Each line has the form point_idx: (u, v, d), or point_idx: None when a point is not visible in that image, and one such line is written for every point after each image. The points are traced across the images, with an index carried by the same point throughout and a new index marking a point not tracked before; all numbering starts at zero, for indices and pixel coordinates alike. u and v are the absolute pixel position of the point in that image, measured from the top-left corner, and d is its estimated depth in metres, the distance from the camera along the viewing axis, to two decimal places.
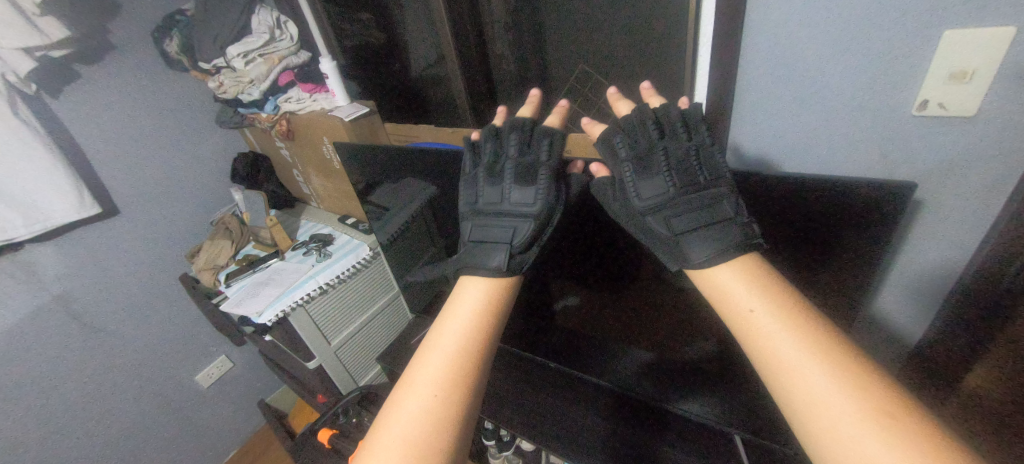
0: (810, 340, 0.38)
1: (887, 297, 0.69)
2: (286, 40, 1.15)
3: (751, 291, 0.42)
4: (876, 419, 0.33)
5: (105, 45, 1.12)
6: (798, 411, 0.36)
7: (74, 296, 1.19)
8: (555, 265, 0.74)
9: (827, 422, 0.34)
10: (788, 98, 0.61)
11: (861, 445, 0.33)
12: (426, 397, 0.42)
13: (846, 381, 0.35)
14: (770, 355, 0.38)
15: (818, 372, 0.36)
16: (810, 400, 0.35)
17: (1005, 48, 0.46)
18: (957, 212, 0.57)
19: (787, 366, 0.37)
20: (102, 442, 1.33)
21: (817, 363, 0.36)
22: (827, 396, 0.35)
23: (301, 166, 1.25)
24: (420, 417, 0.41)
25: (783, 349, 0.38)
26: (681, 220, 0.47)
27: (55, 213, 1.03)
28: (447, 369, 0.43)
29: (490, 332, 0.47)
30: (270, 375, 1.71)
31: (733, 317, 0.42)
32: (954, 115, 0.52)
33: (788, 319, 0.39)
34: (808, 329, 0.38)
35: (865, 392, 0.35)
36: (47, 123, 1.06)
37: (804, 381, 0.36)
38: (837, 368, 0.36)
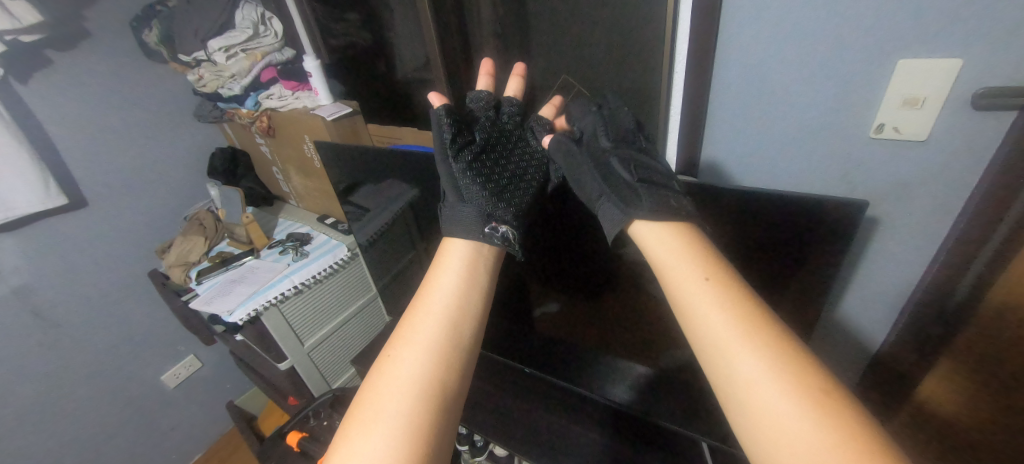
0: (744, 318, 0.36)
1: (856, 296, 0.73)
2: (270, 36, 1.15)
3: (691, 264, 0.40)
4: (806, 401, 0.32)
5: (80, 32, 1.09)
6: (735, 397, 0.35)
7: (31, 290, 1.14)
8: (533, 267, 0.73)
9: (755, 406, 0.33)
10: (759, 104, 0.65)
11: (787, 429, 0.31)
12: (419, 362, 0.40)
13: (784, 366, 0.34)
14: (710, 335, 0.37)
15: (758, 356, 0.34)
16: (740, 382, 0.34)
17: (952, 78, 0.51)
18: (912, 216, 0.62)
19: (720, 347, 0.36)
20: (58, 443, 1.27)
21: (752, 345, 0.35)
22: (757, 378, 0.33)
23: (280, 163, 1.23)
24: (412, 386, 0.38)
25: (717, 327, 0.36)
26: (639, 173, 0.49)
27: (17, 204, 0.98)
28: (435, 342, 0.41)
29: (480, 293, 0.46)
30: (240, 378, 1.65)
31: (671, 292, 0.40)
32: (908, 138, 0.57)
33: (741, 303, 0.37)
34: (744, 305, 0.37)
35: (797, 373, 0.33)
36: (14, 109, 1.03)
37: (736, 362, 0.35)
38: (769, 347, 0.35)
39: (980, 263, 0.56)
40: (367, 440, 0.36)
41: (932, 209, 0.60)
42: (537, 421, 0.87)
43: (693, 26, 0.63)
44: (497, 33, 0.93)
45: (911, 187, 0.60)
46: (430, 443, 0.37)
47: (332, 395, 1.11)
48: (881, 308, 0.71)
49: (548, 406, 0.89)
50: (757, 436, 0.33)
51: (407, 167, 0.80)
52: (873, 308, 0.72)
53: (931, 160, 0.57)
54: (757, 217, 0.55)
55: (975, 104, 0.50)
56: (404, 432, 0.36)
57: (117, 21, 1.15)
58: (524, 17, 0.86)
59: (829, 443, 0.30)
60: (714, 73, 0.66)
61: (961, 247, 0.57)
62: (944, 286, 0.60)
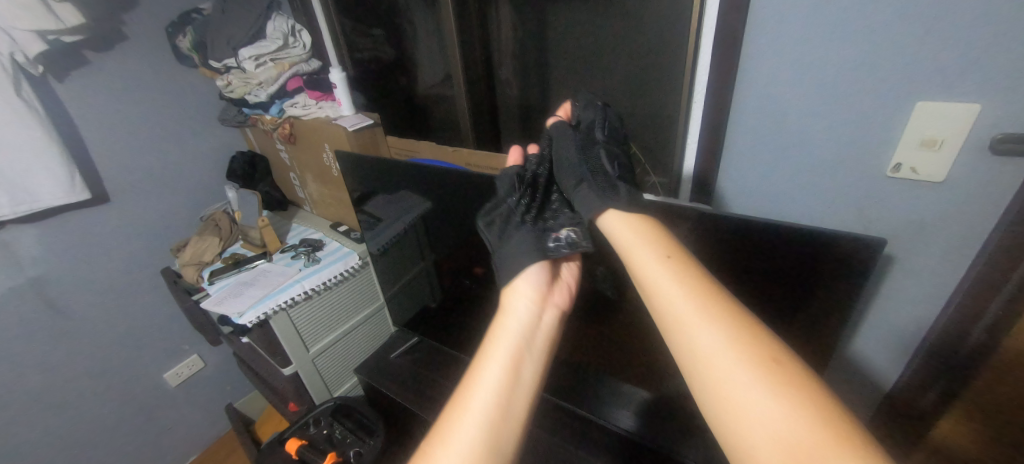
0: (705, 305, 0.40)
1: (871, 331, 0.72)
2: (298, 48, 1.19)
3: (660, 264, 0.44)
4: (757, 366, 0.36)
5: (118, 34, 1.14)
6: (694, 367, 0.39)
7: (46, 282, 1.15)
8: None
9: (717, 378, 0.37)
10: (776, 139, 0.66)
11: (742, 392, 0.36)
12: (463, 460, 0.39)
13: (737, 338, 0.38)
14: (674, 316, 0.41)
15: (713, 331, 0.39)
16: (702, 355, 0.39)
17: (969, 122, 0.52)
18: (927, 256, 0.62)
19: (691, 334, 0.39)
20: (55, 436, 1.26)
21: (710, 322, 0.39)
22: (717, 350, 0.38)
23: (298, 169, 1.25)
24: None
25: (681, 310, 0.41)
26: (619, 170, 0.54)
27: (43, 197, 1.01)
28: (484, 427, 0.42)
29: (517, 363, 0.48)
30: (241, 380, 1.65)
31: (640, 279, 0.45)
32: (924, 179, 0.58)
33: (698, 289, 0.41)
34: (704, 289, 0.41)
35: (755, 350, 0.37)
36: (49, 104, 1.06)
37: (700, 338, 0.39)
38: (729, 330, 0.39)
39: (996, 304, 0.56)
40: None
41: (948, 250, 0.60)
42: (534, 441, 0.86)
43: (714, 61, 0.65)
44: (517, 53, 0.95)
45: (926, 227, 0.60)
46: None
47: (334, 402, 1.12)
48: (897, 345, 0.71)
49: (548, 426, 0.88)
50: (727, 412, 0.36)
51: (423, 181, 0.81)
52: (884, 346, 0.72)
53: (947, 202, 0.57)
54: (774, 249, 0.55)
55: (993, 150, 0.51)
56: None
57: (154, 26, 1.20)
58: (545, 40, 0.89)
59: (783, 407, 0.34)
60: (731, 107, 0.68)
61: (977, 287, 0.57)
62: (961, 328, 0.60)
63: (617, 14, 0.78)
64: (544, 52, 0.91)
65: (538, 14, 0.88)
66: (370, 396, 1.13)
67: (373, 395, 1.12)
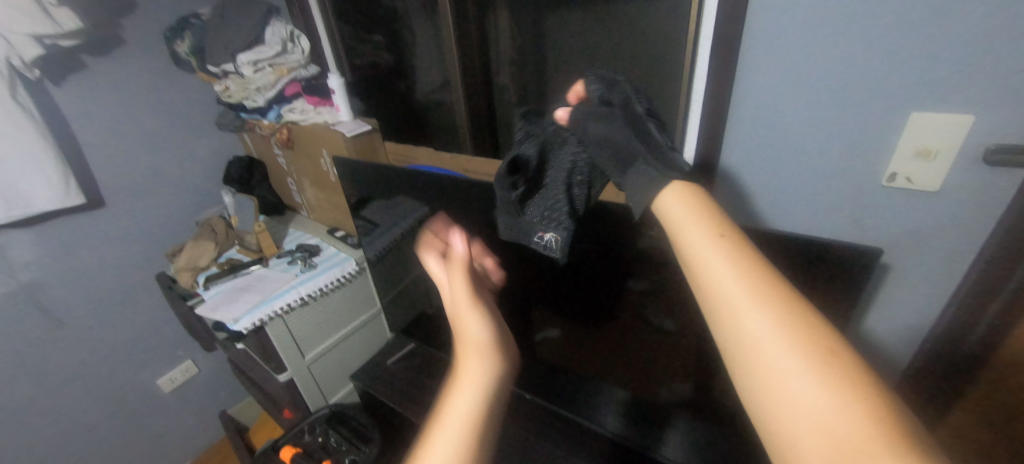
0: (748, 272, 0.32)
1: (865, 338, 0.73)
2: (297, 53, 1.18)
3: (697, 222, 0.37)
4: (813, 361, 0.27)
5: (116, 39, 1.14)
6: (734, 355, 0.31)
7: (39, 287, 1.14)
8: (531, 281, 0.73)
9: (760, 369, 0.29)
10: (773, 147, 0.67)
11: (795, 396, 0.27)
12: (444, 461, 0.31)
13: (790, 325, 0.29)
14: (709, 289, 0.33)
15: (760, 313, 0.30)
16: (746, 342, 0.30)
17: (962, 133, 0.53)
18: (920, 265, 0.63)
19: (721, 305, 0.32)
20: (45, 444, 1.24)
21: (758, 301, 0.30)
22: (767, 338, 0.29)
23: (296, 174, 1.25)
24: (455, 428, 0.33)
25: (722, 283, 0.32)
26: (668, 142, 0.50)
27: (37, 201, 1.00)
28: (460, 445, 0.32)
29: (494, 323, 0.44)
30: (236, 385, 1.63)
31: (681, 248, 0.37)
32: (919, 189, 0.58)
33: (745, 259, 0.33)
34: (753, 262, 0.33)
35: (799, 323, 0.29)
36: (44, 108, 1.05)
37: (746, 320, 0.30)
38: (770, 297, 0.31)
39: (993, 310, 0.57)
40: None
41: (944, 257, 0.61)
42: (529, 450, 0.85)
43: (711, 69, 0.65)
44: (515, 60, 0.96)
45: (921, 236, 0.61)
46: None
47: (329, 410, 1.11)
48: (891, 352, 0.71)
49: (546, 435, 0.88)
50: (767, 408, 0.28)
51: (421, 187, 0.81)
52: (880, 348, 0.73)
53: (943, 210, 0.58)
54: (770, 257, 0.55)
55: (986, 161, 0.52)
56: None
57: (152, 31, 1.20)
58: (543, 47, 0.90)
59: (827, 392, 0.26)
60: (728, 114, 0.68)
61: (973, 296, 0.58)
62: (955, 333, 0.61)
63: (614, 23, 0.78)
64: (542, 59, 0.91)
65: (536, 20, 0.88)
66: (366, 403, 1.12)
67: (368, 402, 1.11)
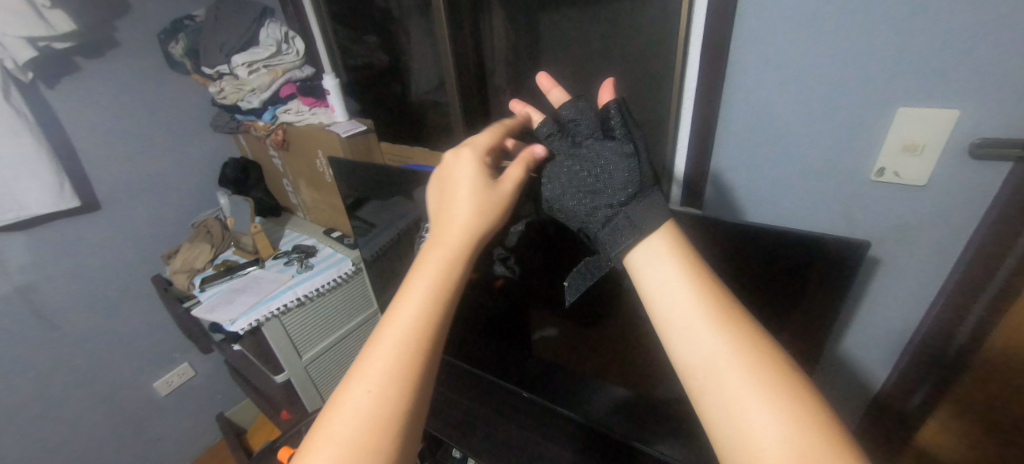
0: (709, 297, 0.35)
1: (858, 331, 0.74)
2: (292, 55, 1.19)
3: (664, 249, 0.39)
4: (762, 377, 0.30)
5: (110, 41, 1.14)
6: (692, 373, 0.33)
7: (34, 290, 1.13)
8: (523, 278, 0.74)
9: (715, 384, 0.31)
10: (763, 144, 0.68)
11: (747, 409, 0.29)
12: (373, 398, 0.31)
13: (738, 345, 0.32)
14: (669, 311, 0.35)
15: (711, 333, 0.33)
16: (701, 361, 0.32)
17: (948, 128, 0.53)
18: (910, 259, 0.64)
19: (687, 328, 0.34)
20: (41, 448, 1.23)
21: (714, 323, 0.33)
22: (718, 357, 0.32)
23: (291, 175, 1.25)
24: (381, 374, 0.32)
25: (681, 307, 0.35)
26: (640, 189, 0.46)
27: (32, 204, 1.00)
28: (400, 360, 0.32)
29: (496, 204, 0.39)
30: (233, 388, 1.63)
31: (642, 272, 0.39)
32: (907, 183, 0.59)
33: (696, 283, 0.36)
34: (706, 286, 0.35)
35: (759, 350, 0.32)
36: (38, 110, 1.05)
37: (700, 341, 0.33)
38: (731, 325, 0.33)
39: (982, 303, 0.58)
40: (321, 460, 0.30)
41: (934, 251, 0.61)
42: (530, 446, 0.88)
43: (702, 67, 0.67)
44: (509, 60, 0.97)
45: (910, 229, 0.62)
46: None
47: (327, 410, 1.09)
48: (883, 346, 0.72)
49: (547, 434, 0.89)
50: (725, 421, 0.30)
51: (416, 186, 0.82)
52: (872, 346, 0.73)
53: (931, 204, 0.59)
54: (764, 254, 0.55)
55: (972, 153, 0.53)
56: (376, 415, 0.31)
57: (146, 33, 1.20)
58: (537, 47, 0.91)
59: (783, 412, 0.29)
60: (721, 111, 0.69)
61: (961, 288, 0.58)
62: (945, 327, 0.61)
63: (606, 22, 0.79)
64: (535, 58, 0.92)
65: (529, 19, 0.89)
66: None
67: None
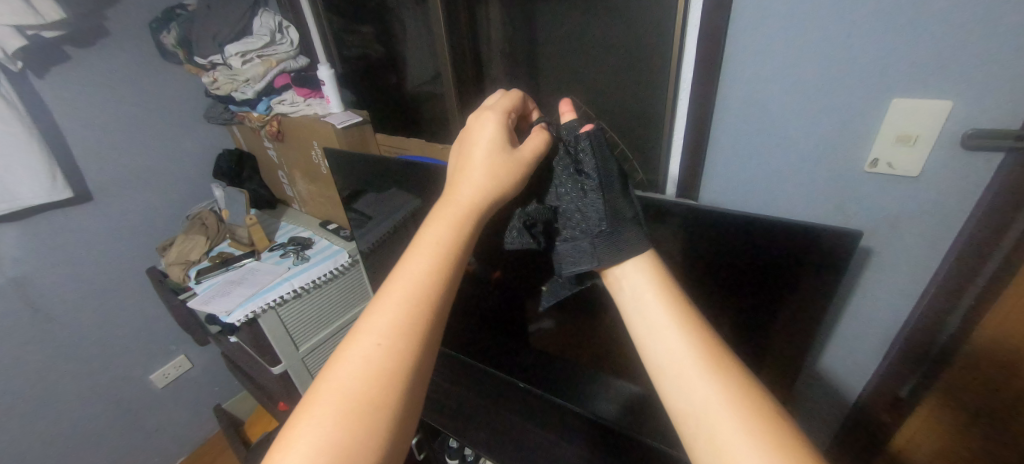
0: (700, 341, 0.36)
1: (850, 322, 0.75)
2: (286, 45, 1.18)
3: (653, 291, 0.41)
4: (751, 425, 0.31)
5: (101, 29, 1.12)
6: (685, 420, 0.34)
7: (27, 281, 1.13)
8: (511, 261, 0.74)
9: (704, 430, 0.32)
10: (758, 136, 0.68)
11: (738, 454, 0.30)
12: (369, 358, 0.33)
13: (732, 391, 0.33)
14: (665, 351, 0.36)
15: (705, 378, 0.34)
16: (689, 406, 0.34)
17: (942, 119, 0.54)
18: (903, 251, 0.64)
19: (681, 380, 0.35)
20: (37, 440, 1.23)
21: (705, 369, 0.34)
22: (709, 403, 0.33)
23: (287, 167, 1.25)
24: (387, 327, 0.34)
25: (677, 354, 0.36)
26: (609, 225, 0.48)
27: (23, 195, 0.99)
28: (399, 318, 0.35)
29: (509, 167, 0.44)
30: (231, 380, 1.63)
31: (632, 311, 0.41)
32: (901, 174, 0.59)
33: (687, 327, 0.37)
34: (700, 332, 0.37)
35: (750, 403, 0.32)
36: (28, 100, 1.04)
37: (696, 385, 0.34)
38: (724, 375, 0.34)
39: (971, 294, 0.58)
40: (316, 423, 0.30)
41: (925, 242, 0.62)
42: (526, 435, 0.89)
43: (699, 57, 0.66)
44: (506, 52, 0.96)
45: (903, 221, 0.62)
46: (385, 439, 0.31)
47: None
48: (875, 335, 0.73)
49: (544, 425, 0.90)
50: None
51: (411, 178, 0.81)
52: (864, 337, 0.74)
53: (923, 194, 0.59)
54: (759, 246, 0.55)
55: (964, 144, 0.53)
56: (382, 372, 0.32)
57: (137, 21, 1.18)
58: (534, 38, 0.90)
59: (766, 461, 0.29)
60: (717, 103, 0.69)
61: (953, 278, 0.59)
62: (935, 317, 0.62)
63: (603, 12, 0.78)
64: (532, 50, 0.91)
65: (526, 10, 0.88)
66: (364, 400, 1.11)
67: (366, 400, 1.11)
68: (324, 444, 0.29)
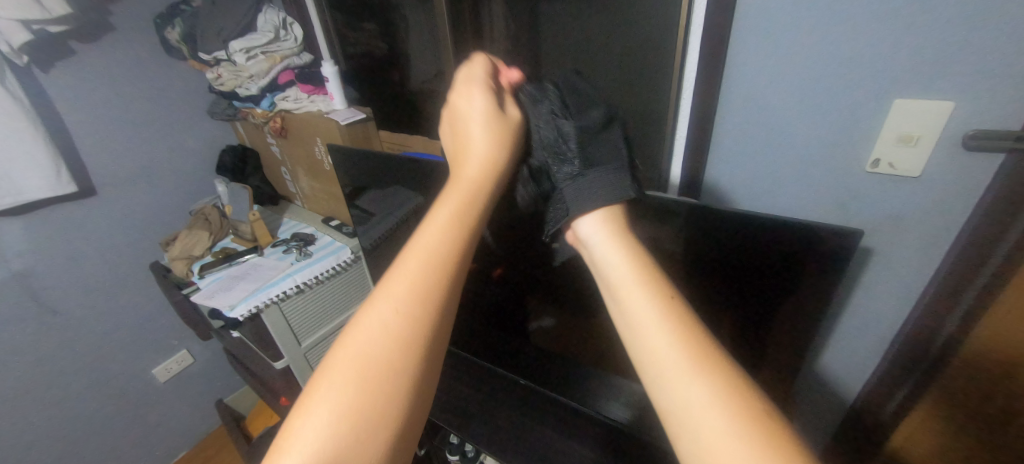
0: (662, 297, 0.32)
1: (850, 321, 0.75)
2: (290, 41, 1.19)
3: (625, 265, 0.36)
4: (713, 386, 0.27)
5: (104, 24, 1.12)
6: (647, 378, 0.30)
7: (31, 276, 1.13)
8: (500, 254, 0.76)
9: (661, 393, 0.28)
10: (761, 135, 0.68)
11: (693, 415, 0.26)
12: (385, 323, 0.31)
13: (691, 350, 0.29)
14: (626, 304, 0.33)
15: (664, 334, 0.30)
16: (650, 362, 0.29)
17: (943, 119, 0.54)
18: (903, 251, 0.65)
19: (636, 335, 0.31)
20: (40, 433, 1.24)
21: (666, 324, 0.30)
22: (667, 359, 0.28)
23: (290, 164, 1.25)
24: (407, 293, 0.32)
25: (636, 306, 0.32)
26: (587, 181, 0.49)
27: (28, 189, 1.00)
28: (418, 281, 0.33)
29: (511, 135, 0.46)
30: (232, 375, 1.64)
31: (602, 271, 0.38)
32: (902, 174, 0.60)
33: (653, 285, 0.33)
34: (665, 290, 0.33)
35: (712, 365, 0.28)
36: (32, 94, 1.04)
37: (653, 343, 0.30)
38: (704, 362, 0.28)
39: (970, 294, 0.59)
40: (326, 395, 0.29)
41: (925, 241, 0.62)
42: (528, 433, 0.89)
43: (702, 56, 0.66)
44: (509, 50, 0.96)
45: (904, 221, 0.63)
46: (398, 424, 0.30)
47: None
48: (874, 335, 0.74)
49: (546, 423, 0.90)
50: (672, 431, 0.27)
51: (414, 175, 0.82)
52: (865, 337, 0.75)
53: (923, 194, 0.60)
54: (761, 244, 0.55)
55: (965, 145, 0.54)
56: (402, 333, 0.31)
57: (141, 17, 1.18)
58: (538, 36, 0.90)
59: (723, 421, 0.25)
60: (719, 102, 0.70)
61: (951, 278, 0.60)
62: (934, 317, 0.63)
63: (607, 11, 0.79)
64: (536, 48, 0.91)
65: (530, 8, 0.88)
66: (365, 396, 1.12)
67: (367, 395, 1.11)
68: (341, 412, 0.28)
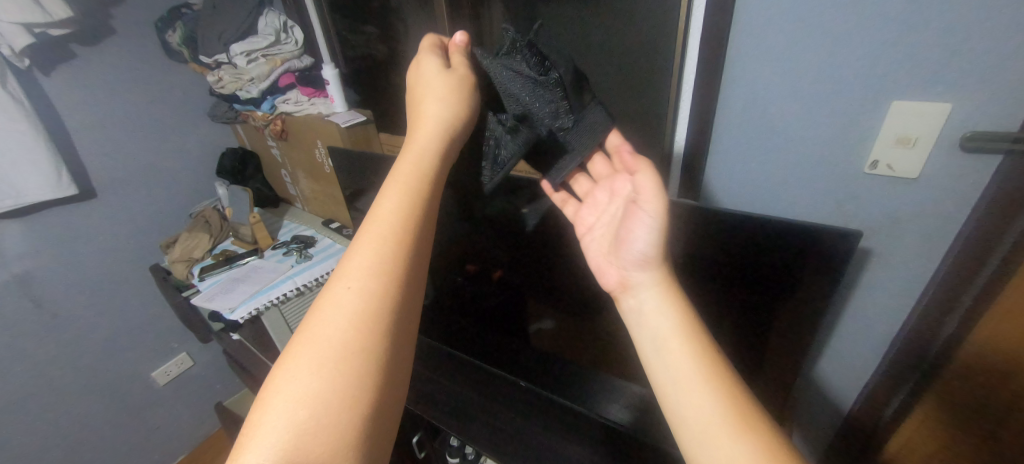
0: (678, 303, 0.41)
1: (850, 324, 0.75)
2: (291, 44, 1.19)
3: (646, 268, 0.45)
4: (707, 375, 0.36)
5: (105, 27, 1.12)
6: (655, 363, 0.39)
7: (31, 278, 1.13)
8: (495, 241, 0.75)
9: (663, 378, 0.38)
10: (759, 137, 0.69)
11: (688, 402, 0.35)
12: (349, 301, 0.35)
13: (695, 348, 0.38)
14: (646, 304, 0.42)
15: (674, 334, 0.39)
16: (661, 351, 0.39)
17: (941, 121, 0.55)
18: (903, 253, 0.65)
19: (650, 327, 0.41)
20: (38, 437, 1.23)
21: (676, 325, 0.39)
22: (674, 354, 0.38)
23: (290, 166, 1.25)
24: (369, 268, 0.36)
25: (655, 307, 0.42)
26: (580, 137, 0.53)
27: (28, 192, 1.00)
28: (375, 259, 0.37)
29: (468, 100, 0.47)
30: (232, 378, 1.63)
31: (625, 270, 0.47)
32: (900, 176, 0.60)
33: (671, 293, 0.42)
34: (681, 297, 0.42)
35: (710, 362, 0.37)
36: (33, 98, 1.04)
37: (665, 339, 0.39)
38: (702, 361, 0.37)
39: (969, 296, 0.59)
40: (293, 374, 0.32)
41: (924, 243, 0.63)
42: (529, 435, 0.89)
43: (701, 60, 0.67)
44: None
45: (903, 223, 0.63)
46: (375, 383, 0.33)
47: None
48: (875, 337, 0.74)
49: (547, 425, 0.90)
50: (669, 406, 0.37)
51: None
52: (865, 338, 0.75)
53: (922, 196, 0.60)
54: (762, 246, 0.55)
55: (963, 147, 0.54)
56: (367, 305, 0.35)
57: (142, 20, 1.18)
58: None
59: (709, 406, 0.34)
60: (718, 105, 0.70)
61: (951, 280, 0.60)
62: (933, 319, 0.63)
63: None
64: None
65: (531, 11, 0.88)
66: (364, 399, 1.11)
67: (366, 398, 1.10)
68: (310, 392, 0.32)
